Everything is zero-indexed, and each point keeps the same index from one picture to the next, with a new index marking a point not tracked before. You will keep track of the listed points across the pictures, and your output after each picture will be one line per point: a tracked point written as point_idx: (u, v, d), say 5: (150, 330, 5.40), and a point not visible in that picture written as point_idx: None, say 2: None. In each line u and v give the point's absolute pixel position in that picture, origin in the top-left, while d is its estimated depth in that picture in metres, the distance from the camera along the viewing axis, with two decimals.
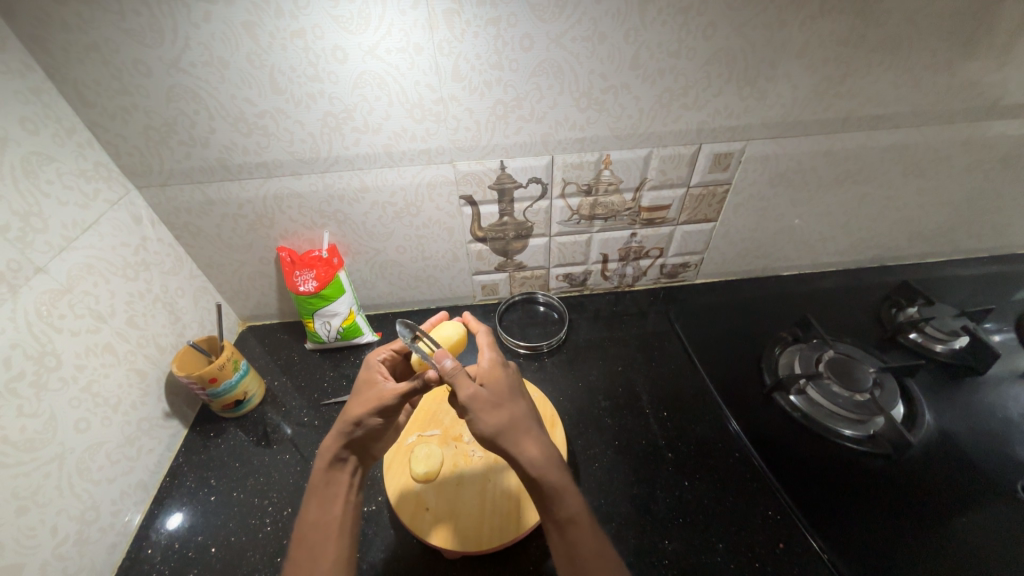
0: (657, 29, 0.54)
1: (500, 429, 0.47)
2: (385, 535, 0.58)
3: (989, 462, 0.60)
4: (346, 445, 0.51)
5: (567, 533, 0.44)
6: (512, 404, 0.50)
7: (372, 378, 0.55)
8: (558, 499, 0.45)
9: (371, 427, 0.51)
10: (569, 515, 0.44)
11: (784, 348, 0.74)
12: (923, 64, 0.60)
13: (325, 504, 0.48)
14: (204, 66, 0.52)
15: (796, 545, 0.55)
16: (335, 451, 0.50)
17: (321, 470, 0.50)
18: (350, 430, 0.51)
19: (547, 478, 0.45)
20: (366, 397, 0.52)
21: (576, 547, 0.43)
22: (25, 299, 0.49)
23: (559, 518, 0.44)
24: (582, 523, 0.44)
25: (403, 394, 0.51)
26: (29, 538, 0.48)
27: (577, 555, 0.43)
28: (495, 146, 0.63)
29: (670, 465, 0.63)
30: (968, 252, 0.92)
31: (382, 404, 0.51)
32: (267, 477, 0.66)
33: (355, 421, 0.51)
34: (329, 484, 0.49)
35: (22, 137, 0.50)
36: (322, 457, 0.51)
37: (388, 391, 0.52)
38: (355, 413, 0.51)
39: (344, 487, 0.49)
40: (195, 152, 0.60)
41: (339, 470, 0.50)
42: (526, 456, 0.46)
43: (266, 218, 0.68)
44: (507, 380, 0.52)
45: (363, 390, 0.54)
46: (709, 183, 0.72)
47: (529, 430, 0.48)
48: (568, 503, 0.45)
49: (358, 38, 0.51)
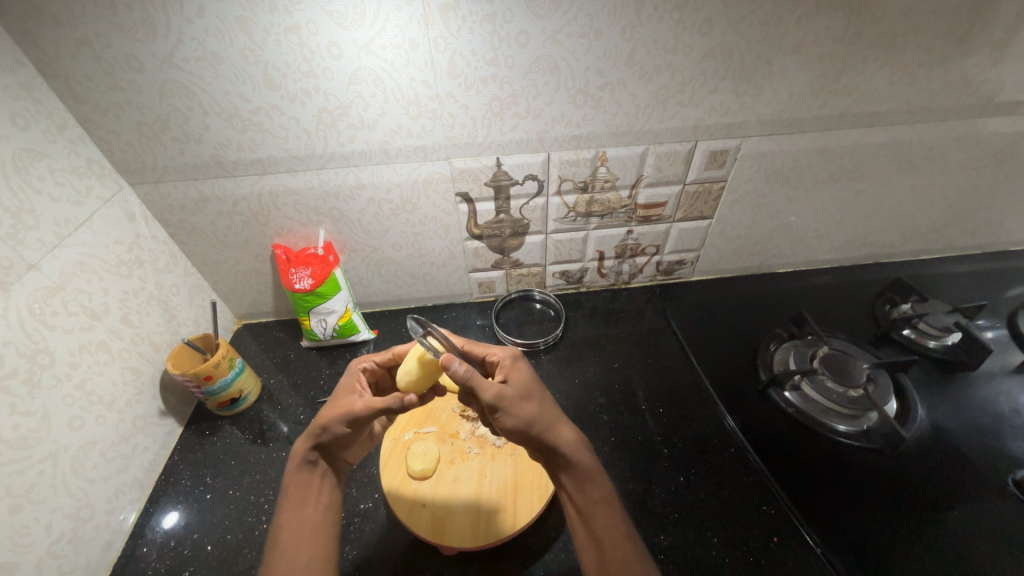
0: (653, 26, 0.54)
1: (536, 417, 0.48)
2: (382, 532, 0.58)
3: (980, 456, 0.61)
4: (313, 450, 0.51)
5: (595, 514, 0.46)
6: (539, 395, 0.50)
7: (351, 385, 0.55)
8: (591, 481, 0.47)
9: (338, 432, 0.51)
10: (599, 497, 0.46)
11: (779, 344, 0.75)
12: (918, 62, 0.61)
13: (298, 505, 0.49)
14: (198, 61, 0.52)
15: (790, 539, 0.55)
16: (303, 455, 0.51)
17: (290, 474, 0.51)
18: (318, 434, 0.51)
19: (580, 464, 0.47)
20: (339, 404, 0.52)
21: (607, 528, 0.45)
22: (17, 296, 0.49)
23: (591, 500, 0.46)
24: (611, 506, 0.46)
25: (372, 409, 0.51)
26: (23, 536, 0.48)
27: (604, 536, 0.44)
28: (491, 143, 0.63)
29: (665, 461, 0.64)
30: (960, 249, 0.92)
31: (352, 415, 0.51)
32: (264, 475, 0.66)
33: (323, 425, 0.51)
34: (298, 488, 0.50)
35: (12, 133, 0.49)
36: (293, 460, 0.51)
37: (359, 403, 0.51)
38: (324, 420, 0.51)
39: (315, 489, 0.50)
40: (189, 148, 0.59)
41: (307, 475, 0.51)
42: (560, 442, 0.48)
43: (261, 215, 0.68)
44: (526, 374, 0.52)
45: (338, 397, 0.54)
46: (705, 180, 0.72)
47: (558, 418, 0.50)
48: (598, 485, 0.47)
49: (353, 33, 0.51)
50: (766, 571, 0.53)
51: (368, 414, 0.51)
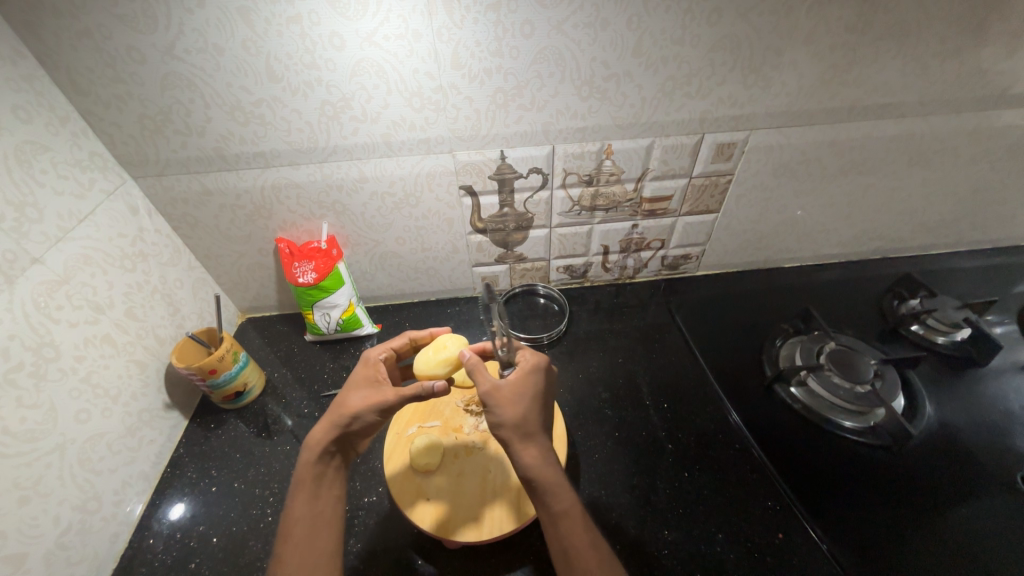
0: (661, 15, 0.53)
1: (511, 425, 0.48)
2: (386, 524, 0.59)
3: (988, 453, 0.60)
4: (335, 440, 0.51)
5: (561, 525, 0.45)
6: (529, 406, 0.50)
7: (372, 377, 0.55)
8: (553, 493, 0.46)
9: (364, 424, 0.52)
10: (562, 509, 0.45)
11: (785, 340, 0.74)
12: (932, 52, 0.59)
13: (314, 496, 0.49)
14: (199, 52, 0.52)
15: (795, 536, 0.55)
16: (325, 444, 0.51)
17: (308, 463, 0.50)
18: (345, 423, 0.51)
19: (542, 478, 0.46)
20: (367, 394, 0.53)
21: (571, 540, 0.44)
22: (21, 290, 0.49)
23: (554, 513, 0.45)
24: (575, 517, 0.45)
25: (404, 398, 0.52)
26: (31, 528, 0.48)
27: (569, 548, 0.44)
28: (495, 136, 0.63)
29: (670, 456, 0.64)
30: (970, 244, 0.91)
31: (385, 404, 0.52)
32: (269, 468, 0.66)
33: (351, 415, 0.51)
34: (317, 478, 0.50)
35: (15, 126, 0.49)
36: (311, 449, 0.51)
37: (391, 393, 0.52)
38: (353, 409, 0.51)
39: (331, 481, 0.50)
40: (192, 141, 0.59)
41: (325, 465, 0.51)
42: (525, 456, 0.47)
43: (264, 209, 0.68)
44: (529, 381, 0.52)
45: (361, 387, 0.54)
46: (712, 173, 0.71)
47: (535, 434, 0.49)
48: (560, 497, 0.46)
49: (356, 24, 0.50)
50: (769, 566, 0.53)
51: (400, 402, 0.52)
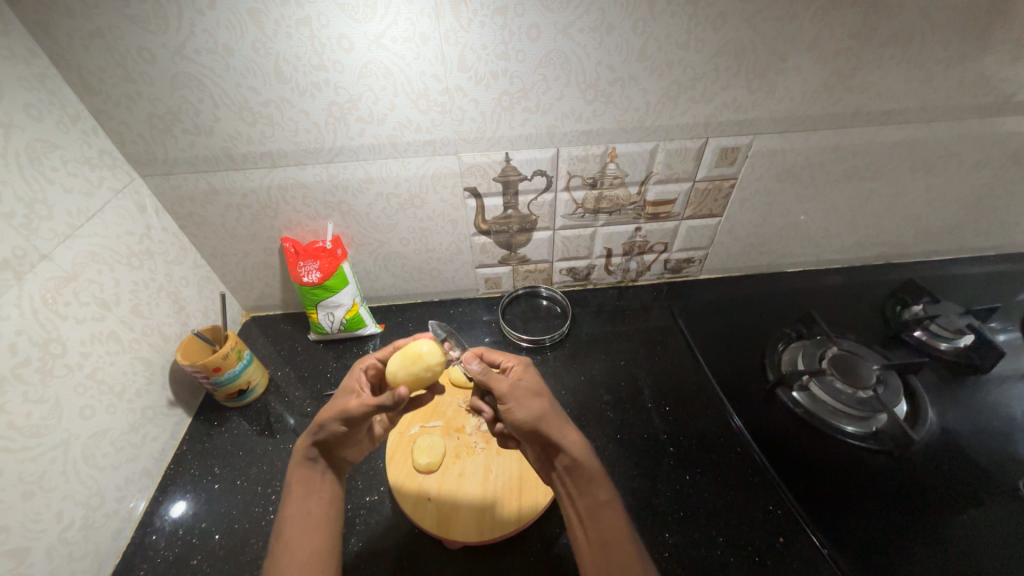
0: (591, 35, 0.54)
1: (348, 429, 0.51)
2: (233, 511, 0.62)
3: (991, 461, 0.60)
4: (314, 445, 0.51)
5: (443, 503, 0.56)
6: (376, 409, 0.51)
7: (350, 387, 0.55)
8: (449, 478, 0.59)
9: (335, 432, 0.51)
10: (446, 491, 0.57)
11: (787, 344, 0.74)
12: (936, 60, 0.60)
13: (292, 500, 0.49)
14: (105, 70, 0.53)
15: (792, 558, 0.54)
16: (305, 450, 0.51)
17: (293, 468, 0.51)
18: (318, 430, 0.51)
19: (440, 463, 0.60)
20: (340, 402, 0.52)
21: (452, 521, 0.55)
22: (30, 285, 0.49)
23: (597, 503, 0.45)
24: (461, 497, 0.57)
25: (364, 406, 0.49)
26: (35, 522, 0.49)
27: (460, 517, 0.55)
28: (500, 138, 0.63)
29: (623, 440, 0.66)
30: (996, 249, 0.92)
31: (348, 413, 0.50)
32: (179, 466, 0.67)
33: (320, 423, 0.51)
34: (302, 482, 0.50)
35: (26, 124, 0.50)
36: (296, 455, 0.52)
37: (354, 402, 0.50)
38: (321, 418, 0.51)
39: (318, 486, 0.50)
40: (175, 150, 0.60)
41: (310, 471, 0.51)
42: (568, 440, 0.48)
43: (196, 215, 0.69)
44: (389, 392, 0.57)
45: (340, 396, 0.54)
46: (715, 178, 0.71)
47: (564, 419, 0.50)
48: (455, 479, 0.59)
49: (316, 5, 0.49)
50: None
51: (362, 411, 0.50)
